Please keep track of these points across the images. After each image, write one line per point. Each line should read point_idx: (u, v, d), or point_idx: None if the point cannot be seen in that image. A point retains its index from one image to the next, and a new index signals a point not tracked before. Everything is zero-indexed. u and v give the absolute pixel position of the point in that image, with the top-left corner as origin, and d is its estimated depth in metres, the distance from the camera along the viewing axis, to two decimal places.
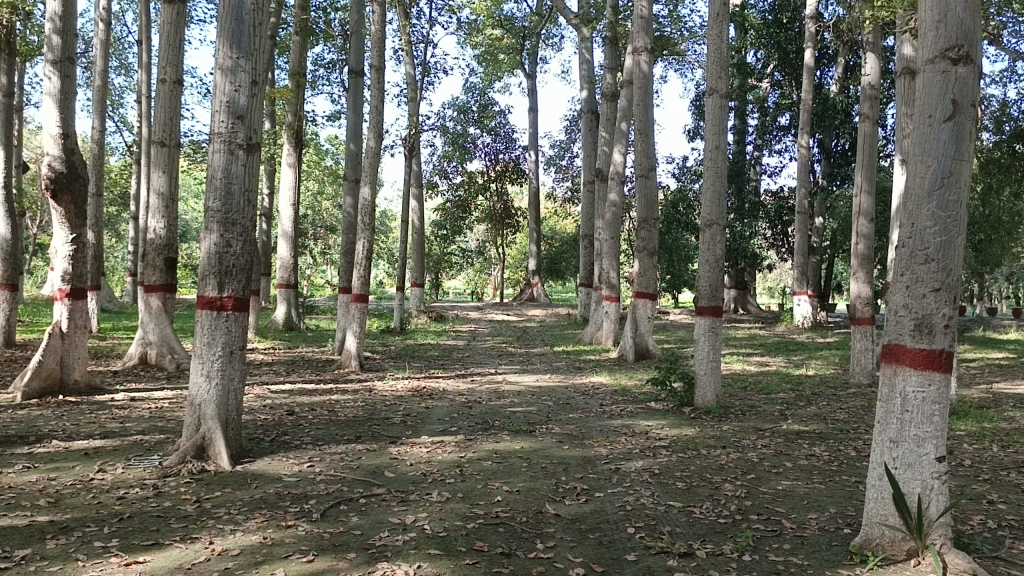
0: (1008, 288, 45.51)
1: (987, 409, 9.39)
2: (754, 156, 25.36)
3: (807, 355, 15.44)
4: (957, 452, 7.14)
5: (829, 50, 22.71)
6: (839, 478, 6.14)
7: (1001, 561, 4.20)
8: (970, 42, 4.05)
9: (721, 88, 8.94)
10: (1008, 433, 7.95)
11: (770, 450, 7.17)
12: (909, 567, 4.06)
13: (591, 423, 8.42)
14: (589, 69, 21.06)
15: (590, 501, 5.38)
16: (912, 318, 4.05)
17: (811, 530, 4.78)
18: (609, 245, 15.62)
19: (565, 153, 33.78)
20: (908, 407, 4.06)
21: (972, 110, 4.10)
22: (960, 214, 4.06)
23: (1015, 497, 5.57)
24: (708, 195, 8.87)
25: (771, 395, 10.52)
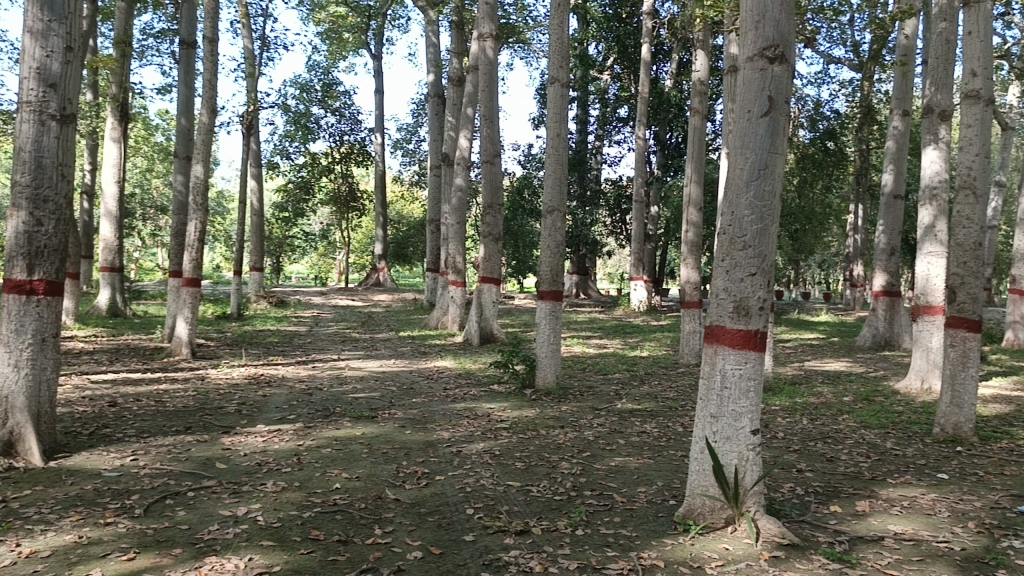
0: (819, 275, 49.58)
1: (799, 384, 10.23)
2: (595, 146, 26.15)
3: (642, 337, 16.18)
4: (772, 425, 7.70)
5: (664, 46, 23.81)
6: (667, 452, 6.49)
7: (807, 525, 4.58)
8: (784, 43, 4.34)
9: (562, 78, 9.14)
10: (816, 407, 8.69)
11: (605, 428, 7.46)
12: (726, 534, 4.33)
13: (434, 407, 8.44)
14: (435, 53, 20.93)
15: (430, 484, 5.39)
16: (731, 300, 4.30)
17: (640, 502, 5.02)
18: (454, 230, 15.67)
19: (412, 137, 33.56)
20: (727, 384, 4.33)
21: (785, 106, 4.40)
22: (773, 203, 4.36)
23: (820, 465, 6.08)
24: (549, 181, 9.07)
25: (608, 375, 10.98)
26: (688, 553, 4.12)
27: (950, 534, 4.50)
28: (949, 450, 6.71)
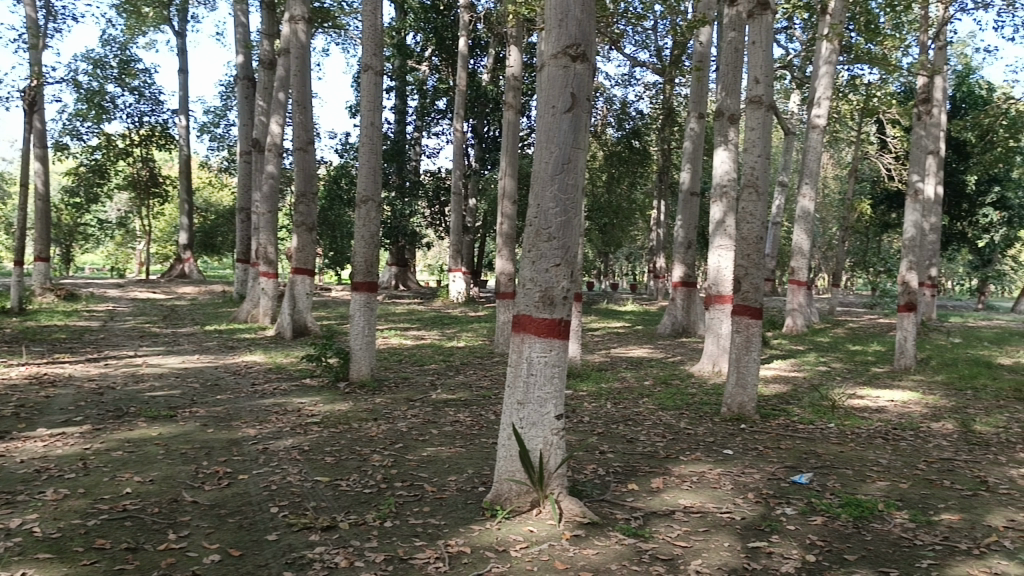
0: (627, 267, 52.24)
1: (606, 370, 10.74)
2: (414, 137, 26.04)
3: (459, 328, 16.33)
4: (579, 410, 8.01)
5: (481, 40, 24.13)
6: (478, 440, 6.60)
7: (607, 503, 4.81)
8: (586, 42, 4.51)
9: (376, 66, 9.02)
10: (620, 391, 9.15)
11: (419, 419, 7.46)
12: (531, 516, 4.46)
13: (240, 404, 8.08)
14: (245, 33, 19.99)
15: (233, 484, 5.16)
16: (537, 290, 4.42)
17: (449, 491, 5.07)
18: (265, 219, 15.06)
19: (220, 121, 31.92)
20: (533, 371, 4.45)
21: (586, 104, 4.58)
22: (576, 196, 4.52)
23: (621, 446, 6.41)
24: (363, 171, 8.92)
25: (423, 366, 11.00)
26: (494, 537, 4.20)
27: (732, 505, 4.88)
28: (735, 428, 7.29)
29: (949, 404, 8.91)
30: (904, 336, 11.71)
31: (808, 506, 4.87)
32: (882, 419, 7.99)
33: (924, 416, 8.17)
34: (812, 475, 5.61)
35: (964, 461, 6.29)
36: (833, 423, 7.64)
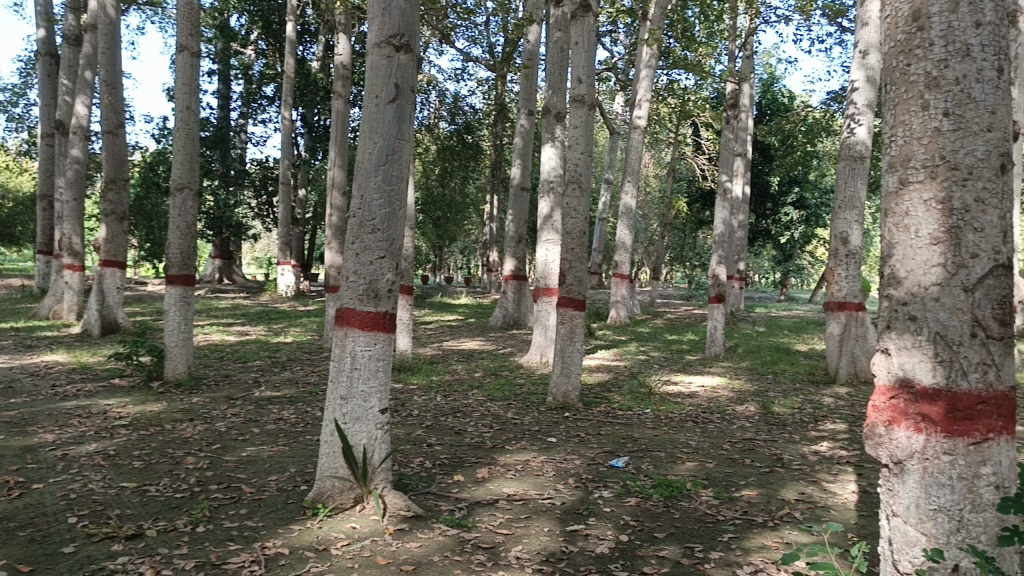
0: (461, 260, 52.71)
1: (436, 363, 10.76)
2: (238, 124, 24.92)
3: (287, 323, 15.83)
4: (407, 403, 7.96)
5: (310, 27, 23.44)
6: (302, 438, 6.41)
7: (433, 495, 4.81)
8: (409, 33, 4.47)
9: (192, 46, 8.52)
10: (449, 383, 9.20)
11: (239, 418, 7.15)
12: (355, 513, 4.37)
13: (37, 408, 7.41)
14: (47, 5, 18.33)
15: (25, 495, 4.73)
16: (361, 283, 4.35)
17: (269, 491, 4.89)
18: (70, 207, 13.89)
19: (19, 100, 29.15)
20: (357, 365, 4.37)
21: (410, 95, 4.55)
22: (400, 188, 4.49)
23: (449, 438, 6.43)
24: (178, 157, 8.39)
25: (246, 363, 10.56)
26: (315, 536, 4.09)
27: (553, 491, 5.02)
28: (559, 416, 7.51)
29: (752, 388, 9.65)
30: (714, 325, 12.53)
31: (623, 488, 5.10)
32: (693, 403, 8.51)
33: (730, 400, 8.79)
34: (628, 458, 5.88)
35: (763, 440, 6.81)
36: (649, 409, 8.06)
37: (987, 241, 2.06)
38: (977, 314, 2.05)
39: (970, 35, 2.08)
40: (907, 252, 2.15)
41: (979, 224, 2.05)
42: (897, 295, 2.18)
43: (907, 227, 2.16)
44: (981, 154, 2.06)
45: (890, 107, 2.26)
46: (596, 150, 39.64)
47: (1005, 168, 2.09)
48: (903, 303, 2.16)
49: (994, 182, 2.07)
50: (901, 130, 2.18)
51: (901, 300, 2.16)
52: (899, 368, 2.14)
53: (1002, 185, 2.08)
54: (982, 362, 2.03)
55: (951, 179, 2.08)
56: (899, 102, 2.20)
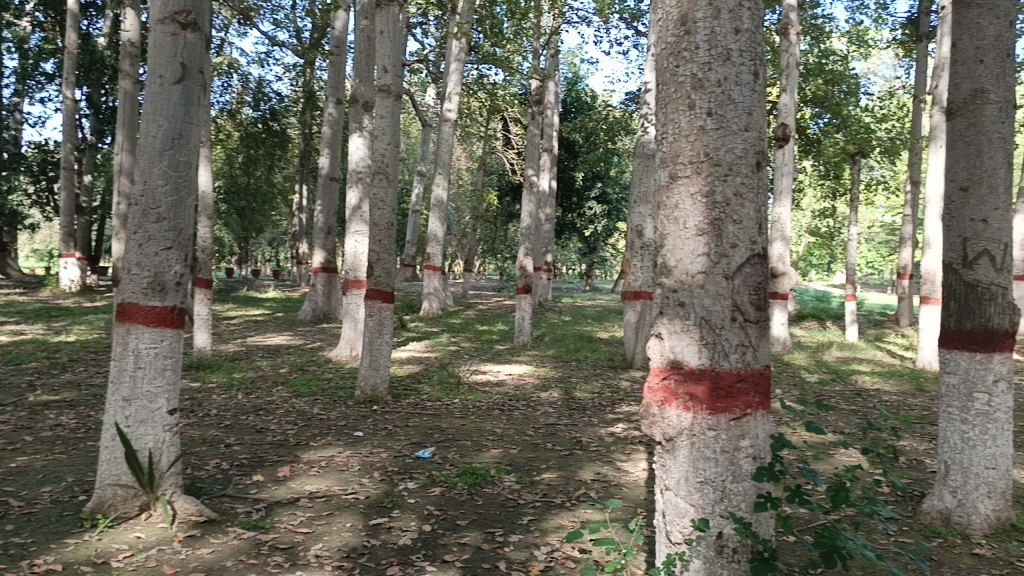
0: (269, 253, 50.70)
1: (239, 360, 10.29)
2: (11, 102, 22.53)
3: (71, 321, 14.52)
4: (205, 403, 7.55)
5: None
6: (83, 444, 5.91)
7: (228, 498, 4.60)
8: (196, 10, 4.22)
9: None
10: (252, 380, 8.84)
11: (9, 426, 6.47)
12: (140, 522, 4.08)
13: None
14: None
15: None
16: (145, 276, 4.04)
17: (41, 504, 4.46)
18: None
19: None
20: (141, 364, 4.05)
21: (198, 76, 4.30)
22: (188, 174, 4.23)
23: (249, 437, 6.17)
24: None
25: (20, 365, 9.59)
26: (94, 549, 3.77)
27: (357, 485, 4.95)
28: (367, 409, 7.42)
29: (557, 375, 10.02)
30: (522, 315, 12.86)
31: (429, 479, 5.12)
32: (500, 392, 8.70)
33: (535, 387, 9.07)
34: (435, 449, 5.91)
35: (564, 425, 7.09)
36: (457, 399, 8.15)
37: (745, 232, 2.24)
38: (736, 300, 2.23)
39: (730, 41, 2.24)
40: (677, 243, 2.30)
41: (738, 216, 2.23)
42: (669, 283, 2.32)
43: (676, 219, 2.30)
44: (740, 152, 2.24)
45: (661, 107, 2.39)
46: (407, 141, 39.43)
47: (761, 165, 2.29)
48: (673, 290, 2.30)
49: (751, 178, 2.25)
50: (671, 127, 2.32)
51: (671, 287, 2.30)
52: (670, 352, 2.28)
53: (757, 181, 2.27)
54: (741, 343, 2.21)
55: (714, 174, 2.24)
56: (670, 101, 2.33)
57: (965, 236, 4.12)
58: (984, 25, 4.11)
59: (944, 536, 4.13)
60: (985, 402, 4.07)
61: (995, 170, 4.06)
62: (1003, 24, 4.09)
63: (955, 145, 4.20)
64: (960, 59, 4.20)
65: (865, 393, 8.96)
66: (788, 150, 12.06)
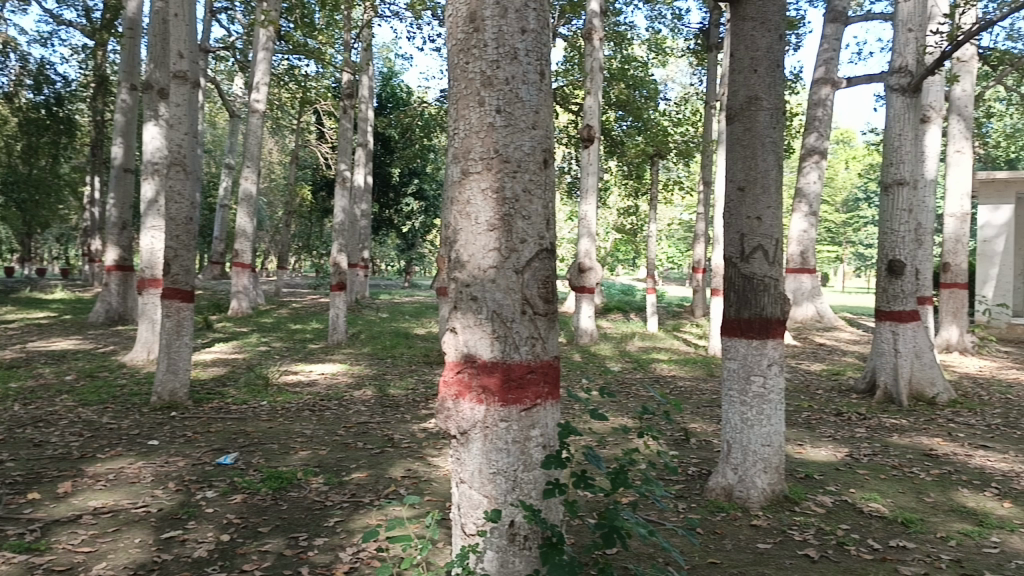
0: (57, 250, 46.47)
1: (17, 368, 9.36)
2: None
3: None
4: None
5: None
6: None
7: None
8: None
9: None
10: (31, 389, 8.07)
11: None
12: None
13: None
14: None
15: None
16: None
17: None
18: None
19: None
20: None
21: None
22: None
23: (26, 453, 5.61)
24: None
25: None
26: None
27: (149, 498, 4.64)
28: (164, 416, 6.97)
29: (371, 373, 9.92)
30: (336, 313, 12.57)
31: (230, 486, 4.88)
32: (311, 392, 8.47)
33: (348, 386, 8.91)
34: (237, 454, 5.65)
35: (377, 423, 7.02)
36: (265, 401, 7.85)
37: (534, 227, 2.31)
38: (526, 293, 2.29)
39: (516, 41, 2.30)
40: (468, 238, 2.32)
41: (526, 212, 2.30)
42: (462, 278, 2.33)
43: (468, 215, 2.32)
44: (528, 149, 2.30)
45: (452, 104, 2.40)
46: (213, 132, 37.44)
47: (549, 162, 2.37)
48: (466, 285, 2.32)
49: (538, 175, 2.32)
50: (462, 123, 2.33)
51: (464, 282, 2.32)
52: (464, 346, 2.30)
53: (545, 178, 2.35)
54: (530, 336, 2.28)
55: (504, 171, 2.28)
56: (461, 97, 2.34)
57: (742, 232, 4.47)
58: (758, 38, 4.46)
59: (727, 510, 4.50)
60: (761, 384, 4.44)
61: (768, 171, 4.42)
62: (774, 38, 4.46)
63: (733, 149, 4.53)
64: (737, 67, 4.54)
65: (663, 380, 9.54)
66: (594, 150, 12.59)
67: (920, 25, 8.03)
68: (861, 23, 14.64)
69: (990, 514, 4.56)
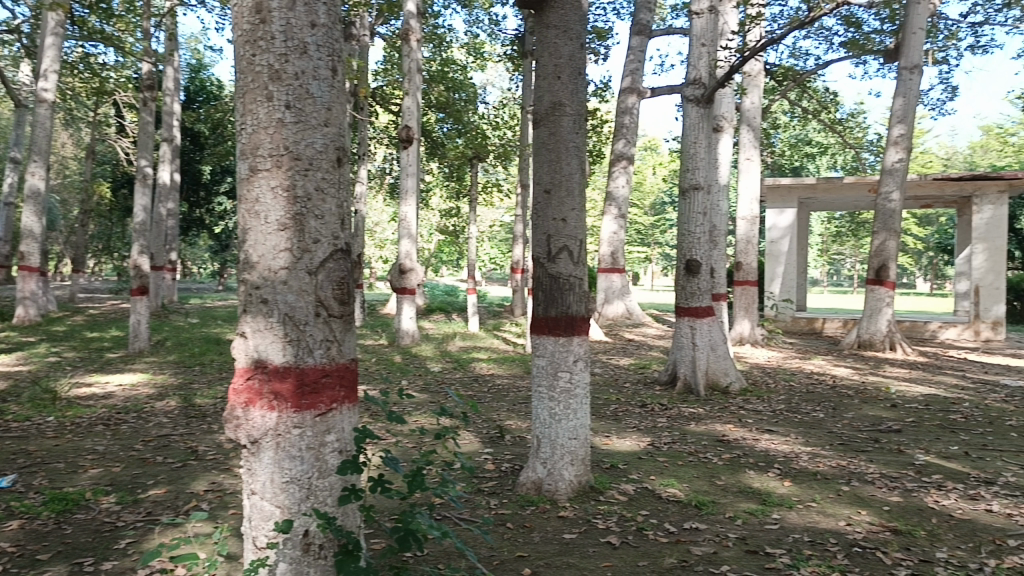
0: None
1: None
2: None
3: None
4: None
5: None
6: None
7: None
8: None
9: None
10: None
11: None
12: None
13: None
14: None
15: None
16: None
17: None
18: None
19: None
20: None
21: None
22: None
23: None
24: None
25: None
26: None
27: None
28: None
29: (176, 382, 9.34)
30: (138, 319, 11.75)
31: (4, 512, 4.41)
32: (105, 405, 7.85)
33: (150, 397, 8.35)
34: (15, 477, 5.13)
35: (179, 435, 6.62)
36: (51, 416, 7.18)
37: (327, 227, 2.27)
38: (320, 295, 2.24)
39: (305, 35, 2.24)
40: (257, 239, 2.22)
41: (319, 211, 2.25)
42: (251, 279, 2.23)
43: (257, 213, 2.22)
44: (320, 147, 2.25)
45: (237, 96, 2.29)
46: None
47: (341, 160, 2.34)
48: (256, 287, 2.22)
49: (331, 173, 2.29)
50: (249, 118, 2.24)
51: (253, 284, 2.22)
52: (254, 350, 2.20)
53: (337, 176, 2.31)
54: (325, 339, 2.24)
55: (294, 169, 2.22)
56: (246, 91, 2.24)
57: (549, 233, 4.60)
58: (560, 46, 4.59)
59: (536, 503, 4.62)
60: (568, 379, 4.61)
61: (571, 175, 4.57)
62: (576, 46, 4.62)
63: (539, 152, 4.64)
64: (541, 73, 4.64)
65: (482, 379, 9.67)
66: (413, 151, 12.53)
67: (712, 40, 8.59)
68: (664, 37, 15.56)
69: (772, 493, 4.97)
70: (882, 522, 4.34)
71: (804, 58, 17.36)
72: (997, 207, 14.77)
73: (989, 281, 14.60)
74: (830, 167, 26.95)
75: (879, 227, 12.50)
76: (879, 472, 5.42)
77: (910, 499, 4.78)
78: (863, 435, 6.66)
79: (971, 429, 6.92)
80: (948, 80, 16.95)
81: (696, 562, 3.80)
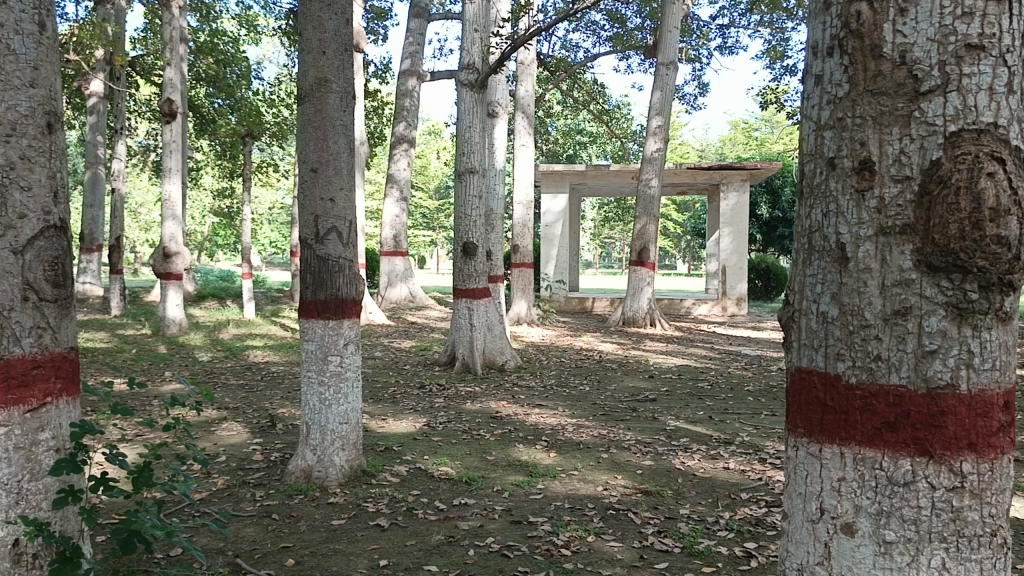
0: None
1: None
2: None
3: None
4: None
5: None
6: None
7: None
8: None
9: None
10: None
11: None
12: None
13: None
14: None
15: None
16: None
17: None
18: None
19: None
20: None
21: None
22: None
23: None
24: None
25: None
26: None
27: None
28: None
29: None
30: None
31: None
32: None
33: None
34: None
35: None
36: None
37: (35, 201, 2.23)
38: (28, 277, 2.20)
39: None
40: None
41: (25, 182, 2.21)
42: None
43: None
44: (25, 110, 2.21)
45: None
46: None
47: (52, 127, 2.31)
48: None
49: (40, 140, 2.25)
50: None
51: None
52: None
53: (48, 144, 2.29)
54: (35, 326, 2.21)
55: None
56: None
57: (316, 213, 4.42)
58: (325, 19, 4.41)
59: (305, 492, 4.47)
60: (338, 363, 4.50)
61: (339, 154, 4.44)
62: (340, 21, 4.46)
63: (303, 130, 4.44)
64: (304, 47, 4.42)
65: (255, 367, 9.25)
66: (178, 126, 11.60)
67: (485, 26, 8.71)
68: (442, 20, 15.68)
69: (538, 464, 5.17)
70: (635, 485, 4.66)
71: (575, 50, 18.23)
72: (740, 195, 16.28)
73: (734, 262, 16.08)
74: (600, 155, 28.49)
75: (641, 212, 13.33)
76: (636, 438, 5.81)
77: (660, 462, 5.17)
78: (624, 405, 7.13)
79: (715, 395, 7.62)
80: (700, 77, 18.51)
81: (463, 536, 3.86)
